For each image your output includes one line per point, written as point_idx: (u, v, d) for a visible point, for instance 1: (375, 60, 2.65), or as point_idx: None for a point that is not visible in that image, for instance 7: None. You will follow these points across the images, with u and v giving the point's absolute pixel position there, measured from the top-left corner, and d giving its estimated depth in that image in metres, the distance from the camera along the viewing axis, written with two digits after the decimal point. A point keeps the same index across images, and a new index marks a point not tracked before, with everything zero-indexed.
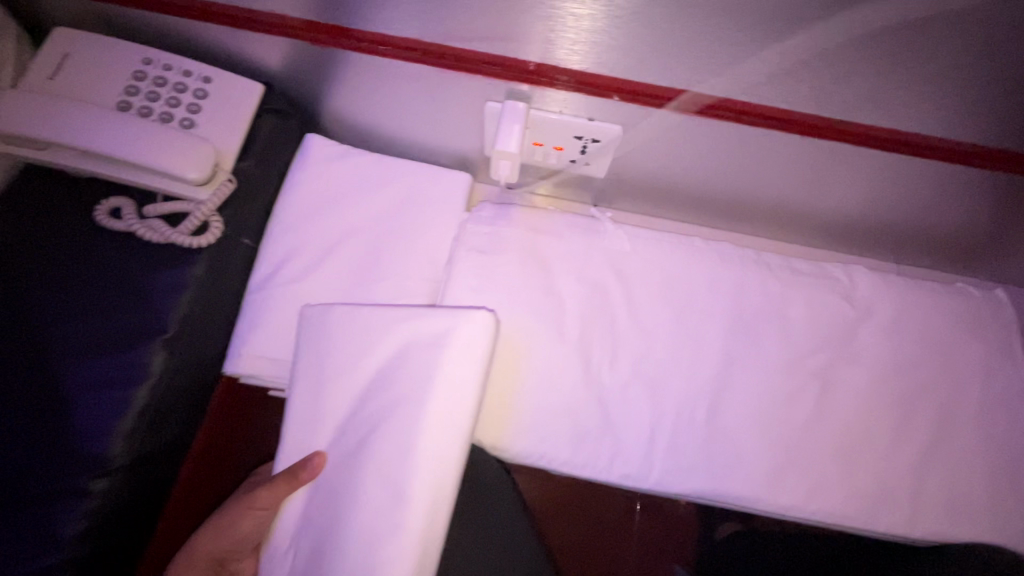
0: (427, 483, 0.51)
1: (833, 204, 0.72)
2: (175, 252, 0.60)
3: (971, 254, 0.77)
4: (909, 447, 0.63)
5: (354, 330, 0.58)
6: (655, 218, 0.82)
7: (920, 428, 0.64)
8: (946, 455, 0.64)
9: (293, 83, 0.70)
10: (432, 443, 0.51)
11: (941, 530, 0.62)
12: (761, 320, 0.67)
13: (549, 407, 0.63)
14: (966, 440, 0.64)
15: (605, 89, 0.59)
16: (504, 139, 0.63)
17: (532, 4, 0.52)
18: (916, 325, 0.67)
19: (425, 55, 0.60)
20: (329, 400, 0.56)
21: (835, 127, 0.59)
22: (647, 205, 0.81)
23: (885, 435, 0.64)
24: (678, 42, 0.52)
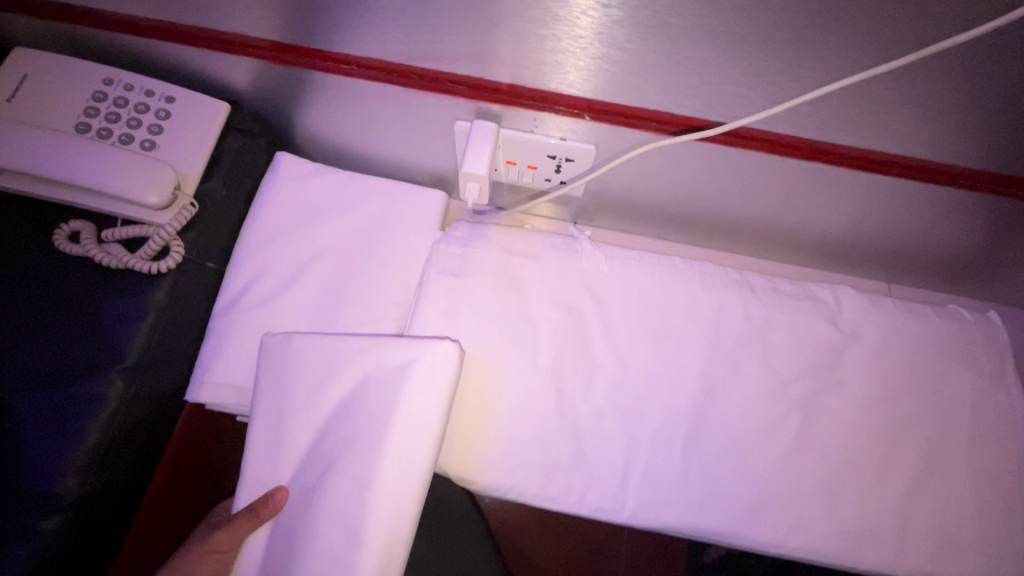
0: (387, 521, 0.49)
1: (818, 224, 0.70)
2: (134, 278, 0.59)
3: (963, 274, 0.75)
4: (896, 479, 0.61)
5: (314, 360, 0.56)
6: (637, 235, 0.80)
7: (907, 458, 0.62)
8: (934, 487, 0.61)
9: (262, 101, 0.69)
10: (393, 482, 0.50)
11: (929, 566, 0.59)
12: (742, 346, 0.65)
13: (522, 436, 0.61)
14: (956, 472, 0.62)
15: (575, 109, 0.57)
16: (470, 161, 0.61)
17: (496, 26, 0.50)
18: (903, 350, 0.65)
19: (391, 74, 0.59)
20: (290, 432, 0.55)
21: (812, 147, 0.57)
22: (628, 223, 0.79)
23: (871, 466, 0.61)
24: (648, 63, 0.50)
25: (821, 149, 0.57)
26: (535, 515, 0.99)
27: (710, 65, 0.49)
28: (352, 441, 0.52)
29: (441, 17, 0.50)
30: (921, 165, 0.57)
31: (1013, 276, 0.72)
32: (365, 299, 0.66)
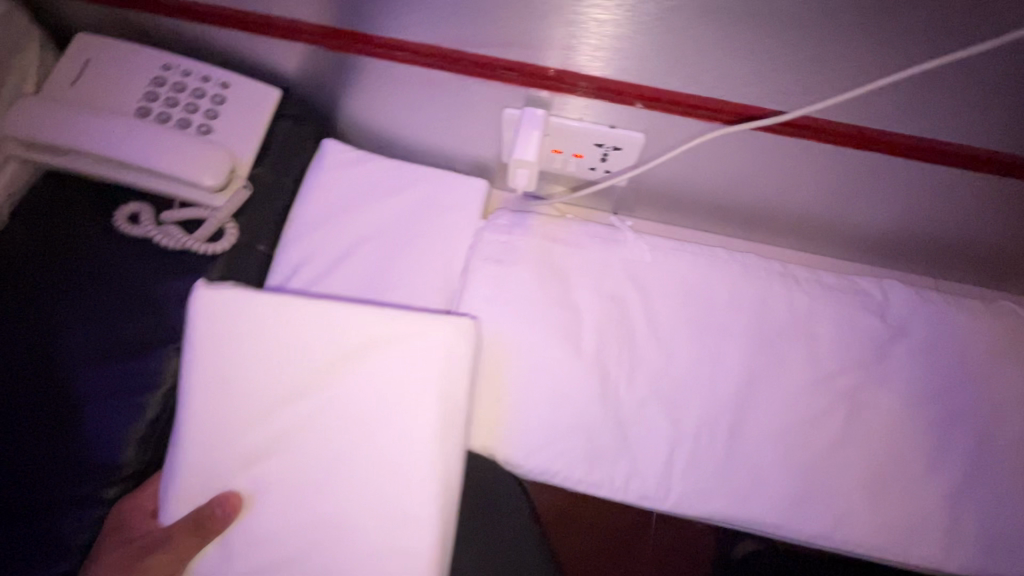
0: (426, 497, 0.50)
1: (865, 216, 0.69)
2: (191, 259, 0.60)
3: (1013, 271, 0.73)
4: (944, 475, 0.60)
5: (329, 328, 0.53)
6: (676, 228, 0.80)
7: (955, 455, 0.61)
8: (983, 484, 0.60)
9: (310, 89, 0.70)
10: (430, 458, 0.51)
11: (980, 563, 0.58)
12: (786, 337, 0.64)
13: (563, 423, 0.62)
14: (1007, 470, 0.60)
15: (627, 97, 0.57)
16: (521, 147, 0.61)
17: (554, 8, 0.51)
18: (952, 345, 0.64)
19: (444, 59, 0.59)
20: None
21: (868, 135, 0.56)
22: (667, 216, 0.78)
23: (919, 462, 0.60)
24: (706, 45, 0.50)
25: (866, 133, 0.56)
26: (563, 509, 1.00)
27: (772, 46, 0.49)
28: (384, 417, 0.51)
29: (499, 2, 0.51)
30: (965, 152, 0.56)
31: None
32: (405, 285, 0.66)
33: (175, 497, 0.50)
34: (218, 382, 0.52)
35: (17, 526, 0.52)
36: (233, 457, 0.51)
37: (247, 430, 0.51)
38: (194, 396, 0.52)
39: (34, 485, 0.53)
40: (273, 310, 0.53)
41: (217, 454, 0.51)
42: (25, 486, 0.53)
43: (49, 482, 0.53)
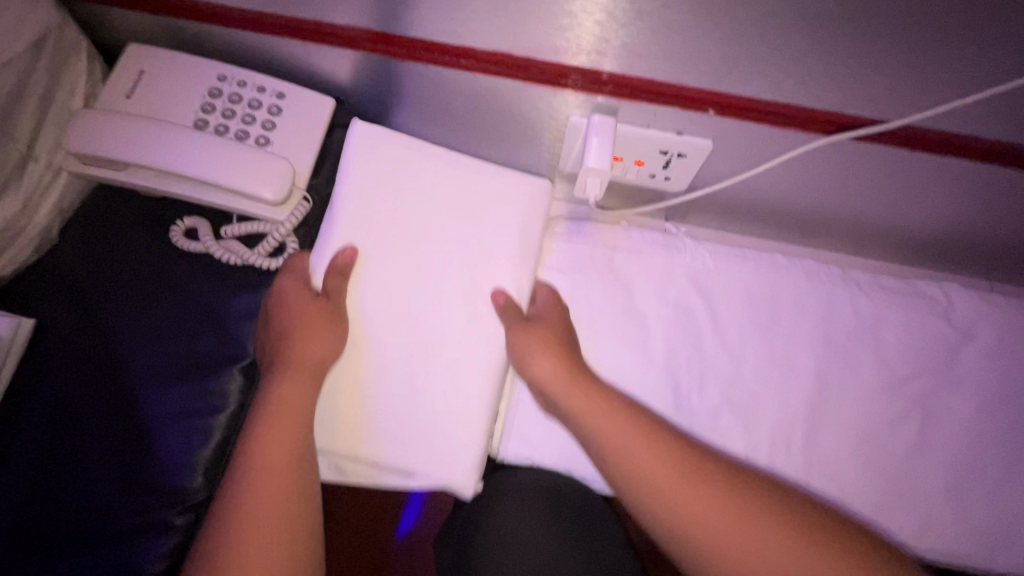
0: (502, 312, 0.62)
1: (922, 222, 0.69)
2: (253, 274, 0.59)
3: None
4: (1019, 480, 0.60)
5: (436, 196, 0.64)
6: (727, 233, 0.79)
7: None
8: None
9: (364, 98, 0.68)
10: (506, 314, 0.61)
11: None
12: (854, 342, 0.63)
13: (607, 359, 0.64)
14: None
15: (701, 102, 0.56)
16: (589, 156, 0.60)
17: (634, 17, 0.49)
18: (1022, 349, 0.63)
19: (511, 69, 0.57)
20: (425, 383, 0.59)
21: (948, 140, 0.55)
22: (719, 221, 0.77)
23: (995, 468, 0.60)
24: (792, 54, 0.49)
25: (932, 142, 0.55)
26: None
27: (862, 54, 0.48)
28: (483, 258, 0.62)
29: (579, 12, 0.49)
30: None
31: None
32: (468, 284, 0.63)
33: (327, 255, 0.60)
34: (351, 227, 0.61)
35: (91, 558, 0.50)
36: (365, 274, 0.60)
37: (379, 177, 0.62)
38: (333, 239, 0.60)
39: (103, 512, 0.51)
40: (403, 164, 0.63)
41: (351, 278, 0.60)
42: (95, 515, 0.50)
43: (120, 510, 0.51)
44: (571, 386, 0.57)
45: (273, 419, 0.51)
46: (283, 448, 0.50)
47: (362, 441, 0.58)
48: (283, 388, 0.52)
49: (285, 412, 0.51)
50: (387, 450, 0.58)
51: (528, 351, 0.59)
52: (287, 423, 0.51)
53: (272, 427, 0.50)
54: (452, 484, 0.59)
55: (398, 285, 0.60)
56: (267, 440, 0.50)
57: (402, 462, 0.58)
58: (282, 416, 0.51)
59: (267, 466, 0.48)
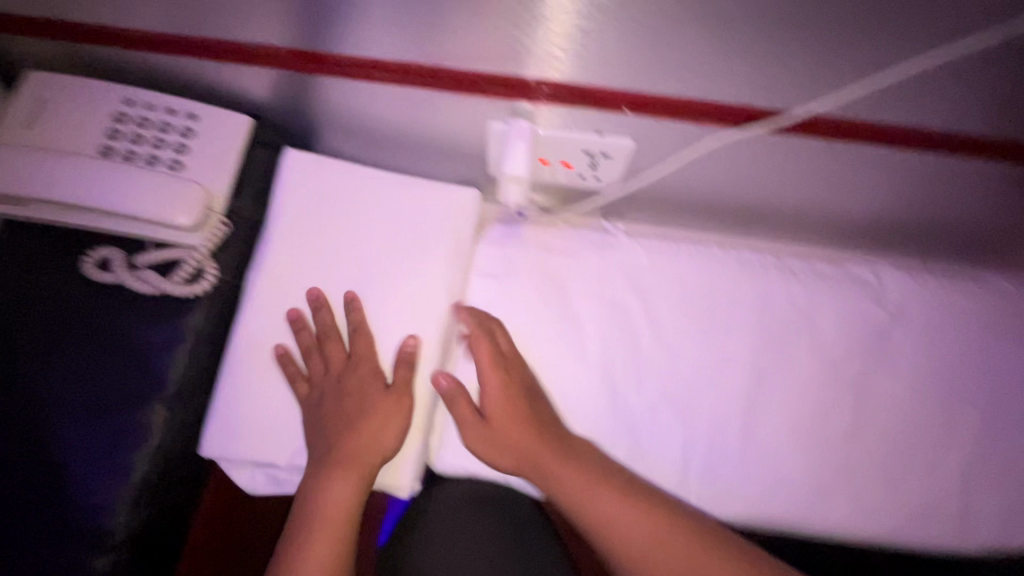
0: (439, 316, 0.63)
1: (851, 207, 0.69)
2: (171, 304, 0.56)
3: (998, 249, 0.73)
4: (952, 457, 0.61)
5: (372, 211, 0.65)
6: (667, 227, 0.79)
7: (962, 435, 0.61)
8: (991, 464, 0.61)
9: (284, 114, 0.67)
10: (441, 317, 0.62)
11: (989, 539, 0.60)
12: (790, 330, 0.64)
13: (578, 405, 0.63)
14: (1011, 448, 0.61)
15: (612, 100, 0.55)
16: (509, 164, 0.59)
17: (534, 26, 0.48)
18: (952, 328, 0.64)
19: (423, 78, 0.56)
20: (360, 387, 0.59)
21: (866, 127, 0.55)
22: (657, 216, 0.77)
23: (928, 447, 0.61)
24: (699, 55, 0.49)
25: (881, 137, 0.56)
26: None
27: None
28: (415, 260, 0.63)
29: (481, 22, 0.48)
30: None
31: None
32: (399, 295, 0.62)
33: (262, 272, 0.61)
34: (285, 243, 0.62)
35: None
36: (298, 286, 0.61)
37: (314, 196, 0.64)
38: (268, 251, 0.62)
39: (19, 560, 0.49)
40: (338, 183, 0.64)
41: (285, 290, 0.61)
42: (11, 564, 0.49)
43: (38, 556, 0.49)
44: (547, 454, 0.57)
45: (319, 522, 0.53)
46: (327, 550, 0.52)
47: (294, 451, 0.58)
48: (330, 486, 0.54)
49: (325, 514, 0.53)
50: None
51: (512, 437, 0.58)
52: (332, 524, 0.53)
53: (319, 531, 0.53)
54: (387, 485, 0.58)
55: (333, 295, 0.62)
56: (314, 545, 0.52)
57: None
58: (328, 513, 0.54)
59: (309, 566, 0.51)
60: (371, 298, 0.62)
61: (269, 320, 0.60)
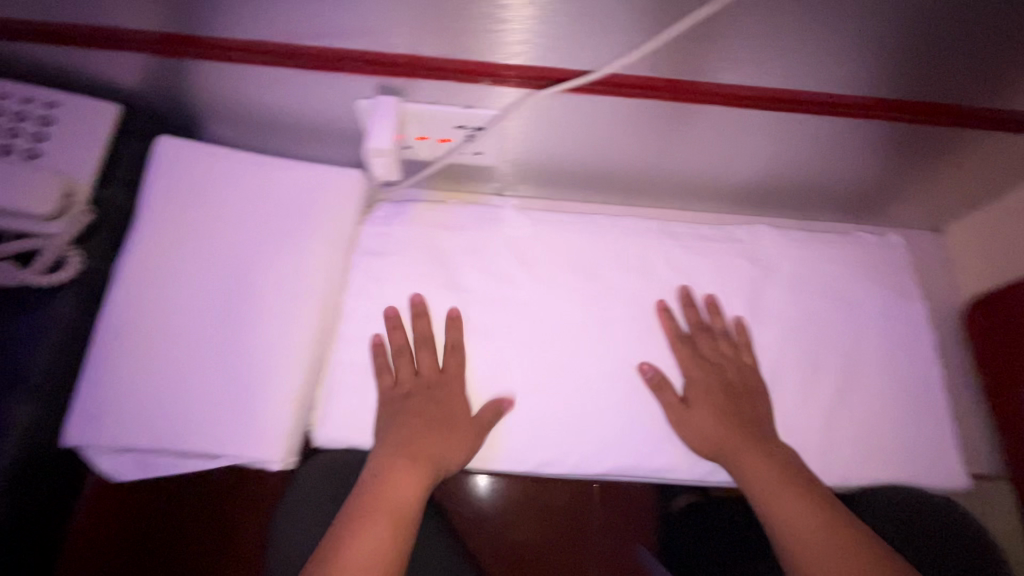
0: (321, 291, 0.59)
1: (725, 169, 0.70)
2: (32, 294, 0.57)
3: (867, 203, 0.75)
4: (828, 405, 0.62)
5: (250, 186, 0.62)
6: (560, 199, 0.78)
7: (833, 378, 0.63)
8: (866, 410, 0.62)
9: (155, 99, 0.64)
10: (322, 288, 0.60)
11: (873, 478, 0.60)
12: (658, 292, 0.65)
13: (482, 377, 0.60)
14: (884, 392, 0.63)
15: (474, 73, 0.55)
16: (377, 135, 0.57)
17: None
18: (812, 276, 0.67)
19: (282, 56, 0.55)
20: (238, 361, 0.54)
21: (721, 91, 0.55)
22: (544, 191, 0.78)
23: (803, 397, 0.62)
24: (544, 18, 0.48)
25: (795, 99, 0.56)
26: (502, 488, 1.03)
27: (614, 9, 0.47)
28: (296, 235, 0.61)
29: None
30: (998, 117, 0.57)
31: (908, 204, 0.74)
32: (278, 276, 0.58)
33: (135, 249, 0.58)
34: (162, 222, 0.59)
35: None
36: (168, 260, 0.58)
37: (195, 172, 0.61)
38: (143, 230, 0.59)
39: None
40: (218, 162, 0.62)
41: (155, 264, 0.57)
42: None
43: None
44: (738, 438, 0.57)
45: (375, 510, 0.49)
46: (381, 537, 0.48)
47: (165, 433, 0.51)
48: (390, 476, 0.52)
49: (383, 503, 0.50)
50: (191, 437, 0.51)
51: (683, 411, 0.59)
52: (380, 517, 0.49)
53: (371, 515, 0.49)
54: (263, 458, 0.52)
55: (206, 269, 0.58)
56: (370, 527, 0.48)
57: (207, 446, 0.51)
58: (381, 502, 0.50)
59: (361, 548, 0.47)
60: (247, 270, 0.58)
61: (136, 298, 0.56)
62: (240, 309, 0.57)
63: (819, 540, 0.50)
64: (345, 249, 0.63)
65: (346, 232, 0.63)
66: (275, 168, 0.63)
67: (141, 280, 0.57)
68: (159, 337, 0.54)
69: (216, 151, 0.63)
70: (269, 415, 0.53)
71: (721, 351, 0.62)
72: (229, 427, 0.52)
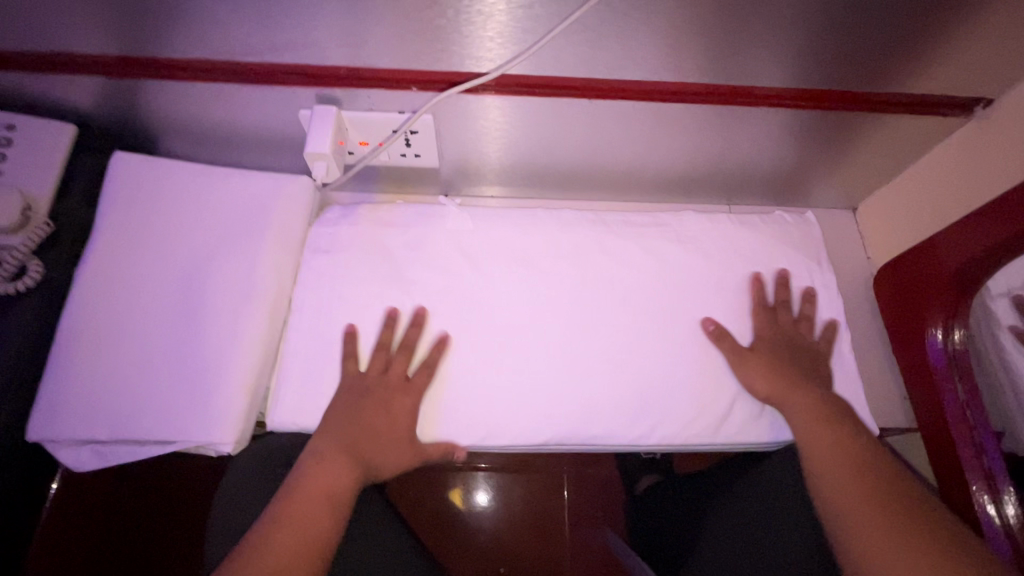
0: (272, 289, 0.63)
1: (651, 160, 0.75)
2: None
3: (791, 185, 0.81)
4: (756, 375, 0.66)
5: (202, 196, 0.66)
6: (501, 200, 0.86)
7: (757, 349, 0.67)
8: None
9: (108, 119, 0.67)
10: (274, 286, 0.63)
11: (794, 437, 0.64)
12: (597, 273, 0.69)
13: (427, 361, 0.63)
14: (807, 361, 0.67)
15: (402, 82, 0.60)
16: (315, 142, 0.62)
17: (302, 14, 0.51)
18: (739, 253, 0.71)
19: (222, 73, 0.59)
20: (193, 357, 0.58)
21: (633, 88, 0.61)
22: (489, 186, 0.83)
23: None
24: (461, 29, 0.53)
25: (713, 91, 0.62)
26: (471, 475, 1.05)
27: (519, 20, 0.51)
28: (248, 239, 0.65)
29: (252, 13, 0.51)
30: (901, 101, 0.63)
31: (826, 184, 0.80)
32: (227, 280, 0.62)
33: (91, 258, 0.62)
34: (118, 232, 0.63)
35: None
36: (123, 266, 0.62)
37: (148, 185, 0.65)
38: (100, 240, 0.63)
39: None
40: (170, 175, 0.66)
41: (111, 271, 0.61)
42: None
43: None
44: (785, 383, 0.61)
45: (309, 497, 0.52)
46: (311, 517, 0.50)
47: (123, 426, 0.55)
48: (321, 464, 0.54)
49: (315, 488, 0.52)
50: (147, 427, 0.55)
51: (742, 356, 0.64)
52: (317, 501, 0.51)
53: (303, 501, 0.51)
54: (213, 440, 0.55)
55: (161, 274, 0.62)
56: (300, 508, 0.51)
57: (163, 433, 0.55)
58: (313, 488, 0.52)
59: (296, 529, 0.49)
60: (200, 274, 0.62)
61: (93, 303, 0.60)
62: (191, 312, 0.60)
63: (838, 471, 0.54)
64: (296, 250, 0.67)
65: (295, 234, 0.67)
66: (229, 179, 0.67)
67: (94, 290, 0.60)
68: (112, 343, 0.58)
69: (170, 165, 0.67)
70: (221, 403, 0.56)
71: (780, 322, 0.67)
72: (182, 416, 0.56)
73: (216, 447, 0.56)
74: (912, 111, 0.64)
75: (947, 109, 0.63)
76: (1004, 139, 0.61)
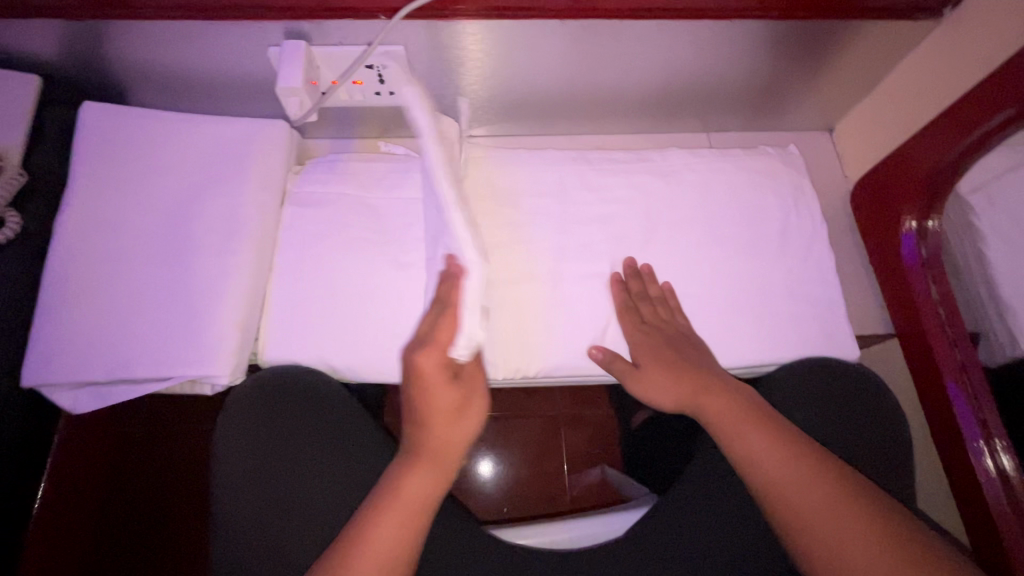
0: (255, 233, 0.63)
1: (626, 84, 0.75)
2: None
3: (766, 105, 0.82)
4: (739, 291, 0.68)
5: (178, 142, 0.66)
6: (482, 138, 0.87)
7: (740, 267, 0.69)
8: (772, 293, 0.68)
9: (74, 70, 0.66)
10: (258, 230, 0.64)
11: (778, 353, 0.66)
12: (582, 201, 0.70)
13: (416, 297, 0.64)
14: (790, 274, 0.69)
15: (372, 10, 0.58)
16: (287, 78, 0.61)
17: None
18: (720, 175, 0.72)
19: (188, 11, 0.58)
20: (185, 297, 0.59)
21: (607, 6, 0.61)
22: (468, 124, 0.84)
23: (716, 283, 0.68)
24: None
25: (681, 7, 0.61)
26: None
27: None
28: (230, 182, 0.64)
29: None
30: (876, 7, 0.62)
31: (803, 103, 0.81)
32: (209, 222, 0.62)
33: (71, 208, 0.62)
34: (93, 181, 0.63)
35: None
36: (104, 215, 0.62)
37: (120, 132, 0.65)
38: (77, 189, 0.62)
39: None
40: (143, 122, 0.66)
41: (91, 220, 0.61)
42: None
43: None
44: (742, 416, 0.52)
45: (391, 507, 0.47)
46: (394, 533, 0.46)
47: (120, 367, 0.57)
48: (408, 478, 0.48)
49: (403, 503, 0.47)
50: (142, 365, 0.57)
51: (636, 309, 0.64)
52: (399, 513, 0.47)
53: (387, 518, 0.47)
54: (209, 373, 0.57)
55: (144, 221, 0.62)
56: (379, 529, 0.46)
57: (159, 371, 0.57)
58: (401, 501, 0.47)
59: (376, 552, 0.45)
60: (183, 220, 0.62)
61: (75, 251, 0.60)
62: (176, 255, 0.61)
63: (781, 470, 0.48)
64: (279, 193, 0.67)
65: (277, 177, 0.67)
66: (202, 122, 0.67)
67: (78, 238, 0.61)
68: (99, 289, 0.59)
69: (142, 112, 0.66)
70: (214, 340, 0.58)
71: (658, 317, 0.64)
72: (177, 354, 0.57)
73: (212, 380, 0.58)
74: (889, 18, 0.63)
75: (925, 12, 0.63)
76: (975, 38, 0.62)
